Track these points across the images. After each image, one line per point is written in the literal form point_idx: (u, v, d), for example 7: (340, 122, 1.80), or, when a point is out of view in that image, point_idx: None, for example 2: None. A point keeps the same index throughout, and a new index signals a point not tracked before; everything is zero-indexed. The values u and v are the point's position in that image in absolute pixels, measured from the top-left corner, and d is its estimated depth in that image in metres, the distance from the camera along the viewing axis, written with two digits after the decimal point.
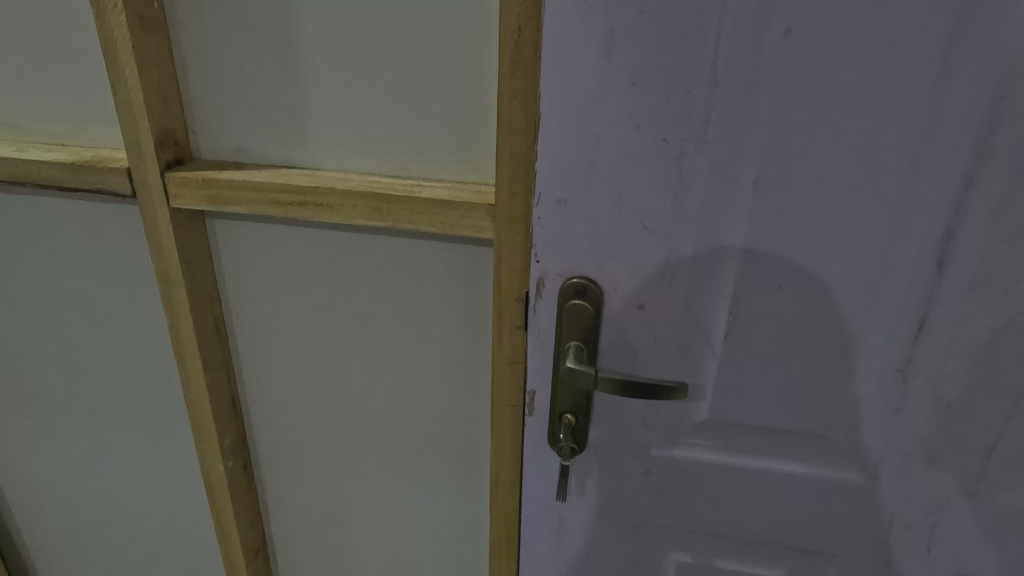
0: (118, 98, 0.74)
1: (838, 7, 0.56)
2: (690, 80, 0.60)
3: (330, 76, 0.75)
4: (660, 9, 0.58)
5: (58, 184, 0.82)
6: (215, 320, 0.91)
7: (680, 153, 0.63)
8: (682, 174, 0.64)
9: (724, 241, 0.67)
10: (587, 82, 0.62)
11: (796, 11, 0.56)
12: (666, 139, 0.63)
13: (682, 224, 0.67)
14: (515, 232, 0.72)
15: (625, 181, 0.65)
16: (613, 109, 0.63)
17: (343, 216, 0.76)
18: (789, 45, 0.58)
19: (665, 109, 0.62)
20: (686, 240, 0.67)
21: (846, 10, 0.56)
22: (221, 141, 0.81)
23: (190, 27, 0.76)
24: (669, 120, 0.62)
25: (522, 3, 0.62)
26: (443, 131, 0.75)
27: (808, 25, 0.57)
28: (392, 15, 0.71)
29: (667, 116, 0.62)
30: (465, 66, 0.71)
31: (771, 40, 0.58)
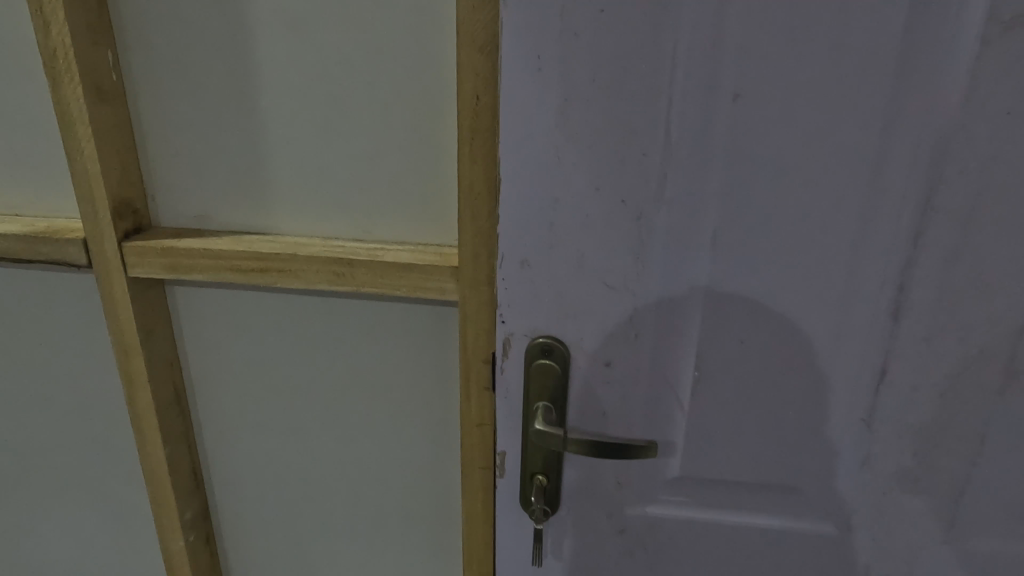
0: (73, 169, 0.73)
1: (783, 75, 0.58)
2: (645, 145, 0.62)
3: (292, 143, 0.75)
4: (613, 77, 0.60)
5: (11, 256, 0.80)
6: (175, 389, 0.88)
7: (639, 214, 0.64)
8: (642, 233, 0.65)
9: (687, 297, 0.67)
10: (545, 147, 0.63)
11: (743, 78, 0.58)
12: (625, 201, 0.64)
13: (645, 281, 0.67)
14: (480, 294, 0.72)
15: (587, 241, 0.66)
16: (571, 173, 0.64)
17: (305, 281, 0.75)
18: (738, 110, 0.60)
19: (622, 172, 0.63)
20: (650, 298, 0.68)
21: (790, 75, 0.58)
22: (181, 209, 0.80)
23: (148, 97, 0.76)
24: (627, 182, 0.63)
25: (479, 72, 0.64)
26: (405, 195, 0.75)
27: (756, 91, 0.59)
28: (351, 83, 0.71)
29: (624, 179, 0.63)
30: (425, 132, 0.72)
31: (720, 106, 0.60)
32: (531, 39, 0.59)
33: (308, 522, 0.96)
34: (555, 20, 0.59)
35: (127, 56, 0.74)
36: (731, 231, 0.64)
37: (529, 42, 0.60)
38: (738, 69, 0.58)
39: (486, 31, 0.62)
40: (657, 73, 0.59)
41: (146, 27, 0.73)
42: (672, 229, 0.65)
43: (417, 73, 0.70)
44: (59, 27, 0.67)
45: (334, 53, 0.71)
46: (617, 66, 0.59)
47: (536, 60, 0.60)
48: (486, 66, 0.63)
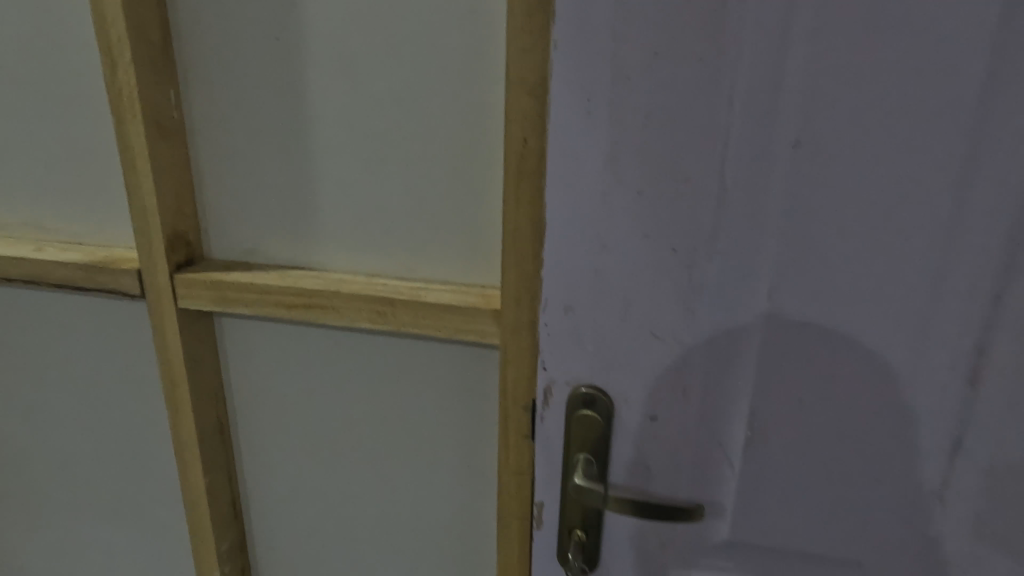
0: (132, 202, 0.75)
1: (848, 122, 0.55)
2: (698, 192, 0.59)
3: (341, 181, 0.76)
4: (666, 122, 0.57)
5: (70, 284, 0.82)
6: (217, 419, 0.89)
7: (689, 263, 0.61)
8: (692, 283, 0.62)
9: (740, 352, 0.63)
10: (592, 191, 0.61)
11: (804, 125, 0.55)
12: (674, 249, 0.61)
13: (695, 333, 0.64)
14: (521, 339, 0.70)
15: (634, 289, 0.63)
16: (619, 219, 0.61)
17: (347, 319, 0.75)
18: (799, 157, 0.56)
19: (673, 219, 0.60)
20: (699, 350, 0.64)
21: (857, 122, 0.54)
22: (232, 242, 0.82)
23: (206, 133, 0.78)
24: (678, 230, 0.61)
25: (527, 115, 0.63)
26: (450, 235, 0.74)
27: (818, 138, 0.56)
28: (400, 122, 0.71)
29: (675, 227, 0.60)
30: (472, 173, 0.71)
31: (779, 154, 0.57)
32: (581, 81, 0.58)
33: (341, 560, 0.94)
34: (606, 62, 0.57)
35: (188, 94, 0.76)
36: (788, 285, 0.60)
37: (579, 85, 0.58)
38: (799, 115, 0.55)
39: (535, 73, 0.61)
40: (712, 117, 0.57)
41: (207, 66, 0.75)
42: (725, 280, 0.61)
43: (466, 113, 0.69)
44: (125, 67, 0.70)
45: (385, 93, 0.71)
46: (670, 110, 0.57)
47: (585, 103, 0.59)
48: (535, 108, 0.62)
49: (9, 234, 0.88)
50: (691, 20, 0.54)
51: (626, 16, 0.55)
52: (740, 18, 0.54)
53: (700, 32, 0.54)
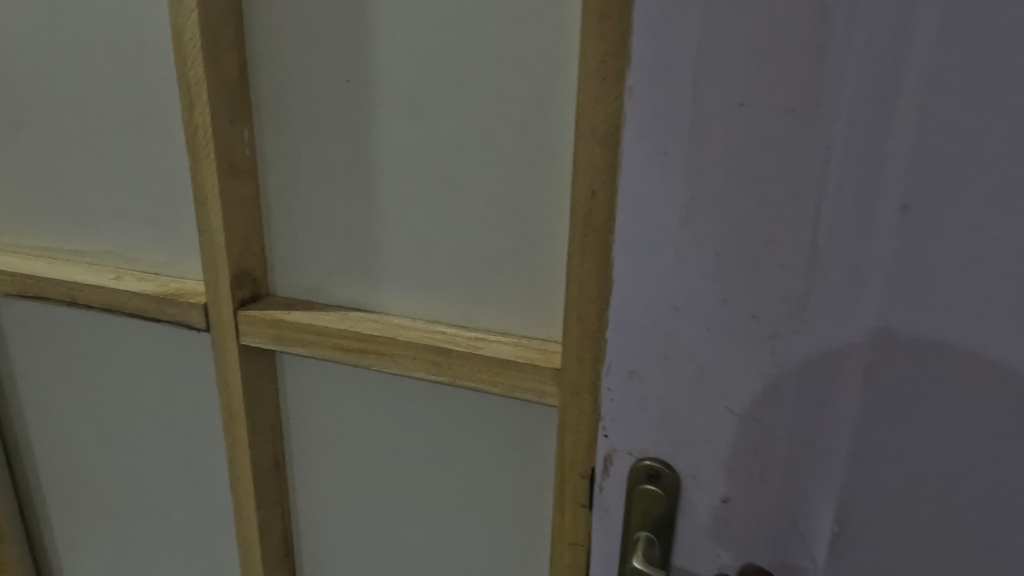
0: (202, 238, 0.76)
1: (968, 187, 0.47)
2: (784, 255, 0.53)
3: (404, 224, 0.74)
4: (750, 178, 0.52)
5: (143, 314, 0.84)
6: (274, 455, 0.88)
7: (772, 334, 0.55)
8: (774, 356, 0.55)
9: (828, 437, 0.56)
10: (664, 250, 0.56)
11: (913, 187, 0.48)
12: (756, 317, 0.55)
13: (776, 412, 0.57)
14: (582, 402, 0.65)
15: (707, 359, 0.57)
16: (694, 281, 0.56)
17: (402, 367, 0.72)
18: (906, 223, 0.49)
19: (754, 285, 0.54)
20: (780, 430, 0.57)
21: (979, 186, 0.47)
22: (296, 280, 0.81)
23: (277, 172, 0.78)
24: (759, 296, 0.54)
25: (597, 165, 0.58)
26: (512, 284, 0.71)
27: (930, 201, 0.48)
28: (465, 167, 0.69)
29: (756, 293, 0.54)
30: (538, 221, 0.67)
31: (882, 218, 0.50)
32: (656, 132, 0.53)
33: None
34: (684, 112, 0.52)
35: (262, 133, 0.77)
36: (889, 365, 0.53)
37: (653, 136, 0.53)
38: (908, 176, 0.48)
39: (607, 122, 0.57)
40: (805, 175, 0.50)
41: (280, 107, 0.75)
42: (813, 356, 0.54)
43: (534, 160, 0.66)
44: (202, 107, 0.71)
45: (451, 137, 0.69)
46: (755, 166, 0.51)
47: (660, 155, 0.54)
48: (605, 159, 0.58)
49: (94, 261, 0.92)
50: (782, 68, 0.49)
51: (708, 63, 0.50)
52: (841, 66, 0.47)
53: (792, 81, 0.49)
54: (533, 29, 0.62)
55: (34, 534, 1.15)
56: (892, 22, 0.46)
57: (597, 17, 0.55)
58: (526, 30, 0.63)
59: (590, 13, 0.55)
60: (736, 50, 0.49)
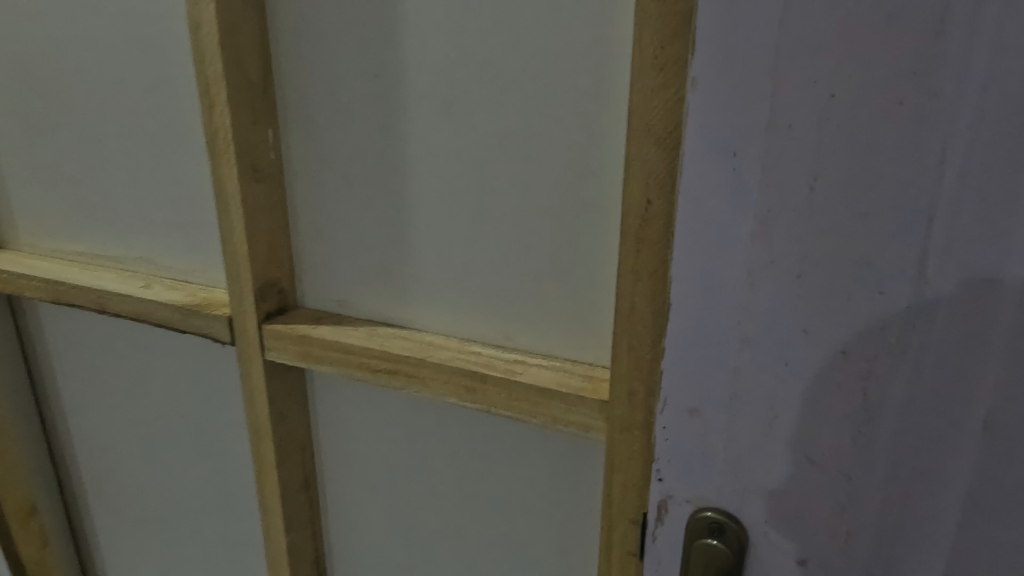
0: (225, 248, 0.72)
1: None
2: (883, 279, 0.43)
3: (437, 233, 0.67)
4: (842, 186, 0.42)
5: (170, 324, 0.80)
6: (304, 475, 0.83)
7: (865, 373, 0.45)
8: (867, 400, 0.46)
9: (933, 500, 0.46)
10: (733, 270, 0.47)
11: None
12: (845, 353, 0.45)
13: (868, 466, 0.47)
14: (633, 440, 0.57)
15: (783, 398, 0.48)
16: (768, 308, 0.47)
17: (433, 391, 0.66)
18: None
19: (844, 313, 0.45)
20: (872, 490, 0.47)
21: None
22: (325, 291, 0.76)
23: (304, 175, 0.72)
24: (851, 328, 0.45)
25: (652, 169, 0.49)
26: (554, 302, 0.63)
27: None
28: (503, 170, 0.61)
29: (847, 324, 0.45)
30: (584, 232, 0.59)
31: (1015, 239, 0.39)
32: (725, 130, 0.44)
33: None
34: (760, 106, 0.43)
35: (287, 134, 0.71)
36: (1018, 418, 0.42)
37: (721, 135, 0.44)
38: None
39: (665, 119, 0.48)
40: (913, 182, 0.41)
41: (306, 105, 0.70)
42: (918, 402, 0.44)
43: (580, 163, 0.58)
44: (221, 108, 0.66)
45: (486, 137, 0.61)
46: (849, 171, 0.42)
47: (730, 157, 0.45)
48: (663, 162, 0.49)
49: (126, 267, 0.89)
50: (888, 49, 0.39)
51: (791, 46, 0.41)
52: (968, 46, 0.37)
53: (901, 66, 0.39)
54: (580, 12, 0.54)
55: (79, 536, 1.15)
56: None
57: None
58: (572, 12, 0.54)
59: None
60: (826, 30, 0.40)
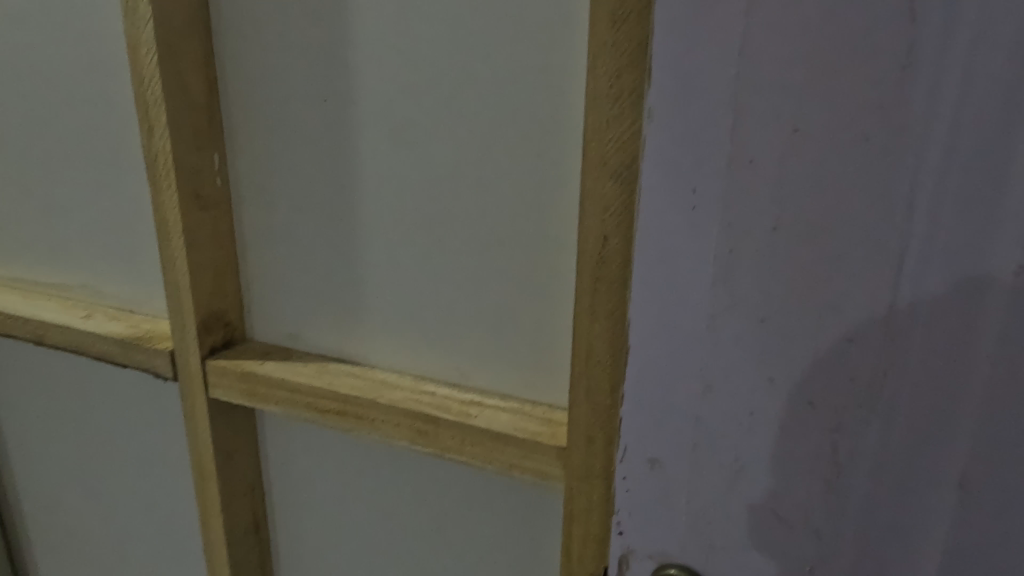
0: (167, 279, 0.68)
1: None
2: (853, 324, 0.39)
3: (390, 265, 0.64)
4: (807, 221, 0.38)
5: (110, 358, 0.76)
6: (253, 517, 0.78)
7: (835, 427, 0.41)
8: (837, 455, 0.41)
9: (908, 567, 0.41)
10: (693, 313, 0.43)
11: None
12: (813, 404, 0.41)
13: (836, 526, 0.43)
14: (592, 490, 0.53)
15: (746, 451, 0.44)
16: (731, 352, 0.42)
17: (384, 434, 0.62)
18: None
19: (810, 360, 0.40)
20: (842, 554, 0.43)
21: None
22: (274, 323, 0.72)
23: (251, 202, 0.69)
24: (818, 376, 0.40)
25: (608, 204, 0.46)
26: (512, 340, 0.59)
27: None
28: (458, 200, 0.58)
29: (813, 372, 0.40)
30: (542, 266, 0.56)
31: (988, 284, 0.35)
32: (681, 163, 0.40)
33: None
34: (719, 135, 0.39)
35: (233, 159, 0.68)
36: (999, 480, 0.38)
37: (678, 167, 0.41)
38: None
39: (620, 151, 0.45)
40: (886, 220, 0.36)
41: (252, 129, 0.66)
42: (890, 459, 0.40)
43: (538, 194, 0.55)
44: (161, 132, 0.62)
45: (439, 165, 0.58)
46: (812, 206, 0.38)
47: (690, 194, 0.41)
48: (619, 196, 0.46)
49: (68, 295, 0.84)
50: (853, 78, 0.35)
51: (751, 70, 0.37)
52: (939, 76, 0.34)
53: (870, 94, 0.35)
54: (533, 36, 0.51)
55: None
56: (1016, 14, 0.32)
57: (609, 20, 0.43)
58: (528, 37, 0.52)
59: (600, 15, 0.43)
60: (785, 54, 0.36)
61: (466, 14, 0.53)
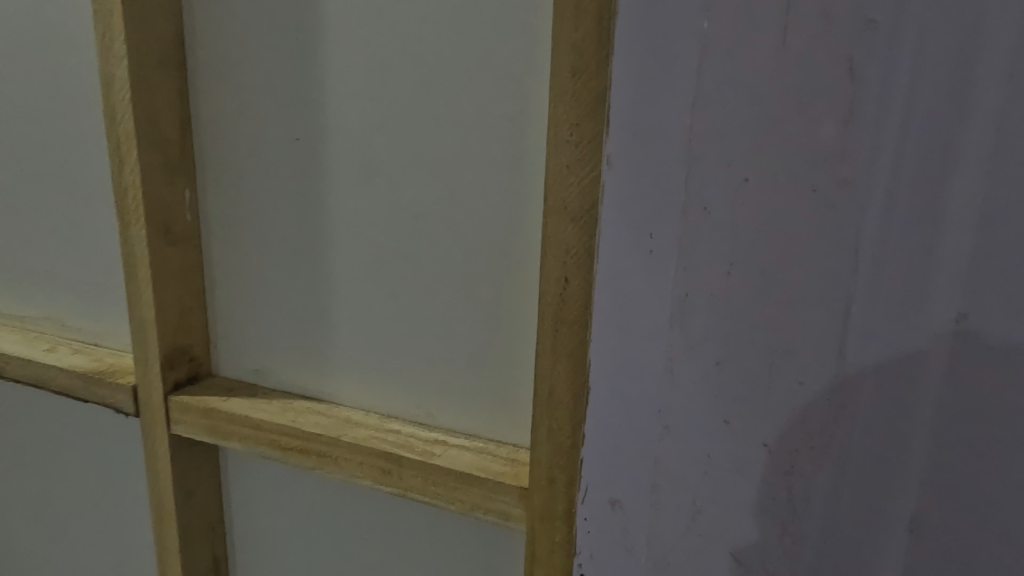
0: (132, 313, 0.67)
1: None
2: (802, 367, 0.38)
3: (357, 302, 0.64)
4: (758, 263, 0.38)
5: (71, 392, 0.75)
6: (212, 558, 0.76)
7: (787, 474, 0.39)
8: (790, 501, 0.40)
9: None
10: (647, 355, 0.42)
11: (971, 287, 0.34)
12: (766, 448, 0.40)
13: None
14: (553, 533, 0.53)
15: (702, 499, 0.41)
16: (686, 395, 0.41)
17: (347, 473, 0.61)
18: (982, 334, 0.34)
19: (764, 403, 0.39)
20: None
21: None
22: (240, 358, 0.71)
23: (220, 238, 0.69)
24: (771, 420, 0.39)
25: (569, 247, 0.47)
26: (476, 380, 0.60)
27: (996, 307, 0.34)
28: (425, 239, 0.59)
29: (766, 416, 0.39)
30: (506, 307, 0.57)
31: (931, 328, 0.35)
32: (635, 207, 0.41)
33: None
34: (670, 180, 0.39)
35: (204, 195, 0.68)
36: (947, 530, 0.37)
37: (633, 210, 0.41)
38: (967, 269, 0.34)
39: (580, 197, 0.46)
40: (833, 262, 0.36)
41: (224, 166, 0.67)
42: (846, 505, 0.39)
43: (502, 235, 0.56)
44: (132, 166, 0.63)
45: (407, 206, 0.59)
46: (762, 250, 0.38)
47: (646, 239, 0.41)
48: (579, 240, 0.47)
49: (32, 327, 0.83)
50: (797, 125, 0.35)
51: (700, 117, 0.38)
52: (879, 127, 0.34)
53: (811, 141, 0.35)
54: (499, 85, 0.53)
55: None
56: (946, 71, 0.33)
57: (570, 71, 0.45)
58: (495, 83, 0.53)
59: (562, 67, 0.45)
60: (732, 102, 0.37)
61: (436, 58, 0.55)
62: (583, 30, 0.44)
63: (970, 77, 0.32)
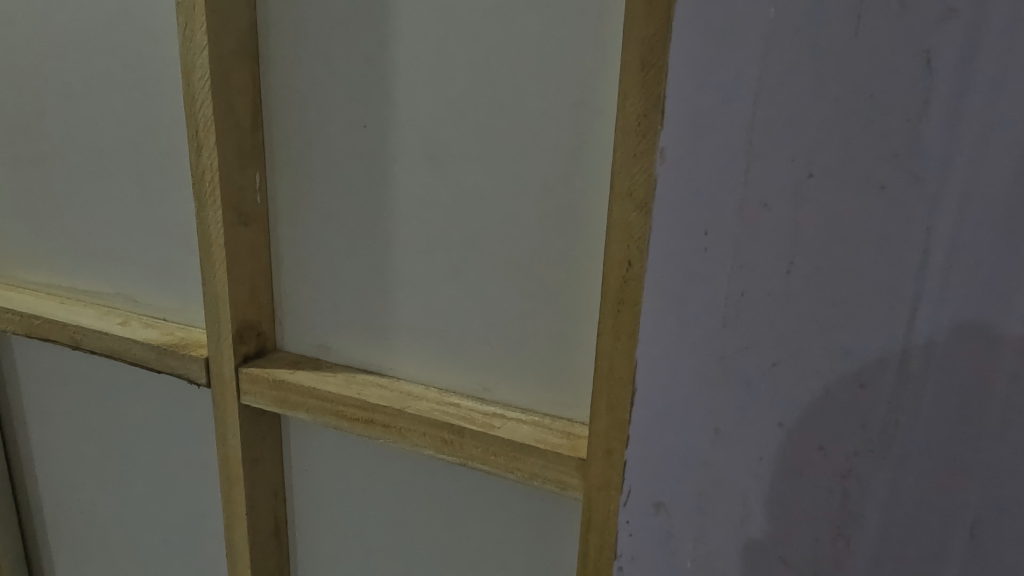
0: (206, 289, 0.71)
1: None
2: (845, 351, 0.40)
3: (419, 282, 0.67)
4: (806, 254, 0.40)
5: (144, 363, 0.79)
6: (274, 520, 0.81)
7: (833, 458, 0.42)
8: (827, 479, 0.42)
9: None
10: (711, 343, 0.44)
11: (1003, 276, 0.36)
12: (813, 433, 0.42)
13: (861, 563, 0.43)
14: (609, 503, 0.56)
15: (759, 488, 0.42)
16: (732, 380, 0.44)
17: (410, 442, 0.65)
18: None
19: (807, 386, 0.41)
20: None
21: None
22: (304, 334, 0.75)
23: (288, 219, 0.72)
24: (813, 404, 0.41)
25: (633, 231, 0.50)
26: (534, 357, 0.63)
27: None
28: (488, 223, 0.62)
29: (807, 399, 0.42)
30: (565, 287, 0.60)
31: (965, 313, 0.37)
32: (689, 201, 0.43)
33: None
34: (723, 174, 0.42)
35: (273, 178, 0.72)
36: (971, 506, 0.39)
37: (687, 203, 0.43)
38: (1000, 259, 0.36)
39: (646, 184, 0.49)
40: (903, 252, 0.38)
41: (293, 151, 0.70)
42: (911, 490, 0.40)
43: (563, 219, 0.58)
44: (209, 151, 0.66)
45: (471, 191, 0.62)
46: (810, 241, 0.40)
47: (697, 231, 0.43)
48: (642, 224, 0.49)
49: (106, 301, 0.88)
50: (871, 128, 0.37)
51: (768, 110, 0.40)
52: (950, 121, 0.36)
53: (880, 137, 0.37)
54: (563, 76, 0.56)
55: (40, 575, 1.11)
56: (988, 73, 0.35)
57: (639, 65, 0.48)
58: (560, 75, 0.56)
59: (631, 60, 0.48)
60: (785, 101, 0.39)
61: (504, 50, 0.57)
62: (653, 26, 0.46)
63: (1009, 77, 0.35)
